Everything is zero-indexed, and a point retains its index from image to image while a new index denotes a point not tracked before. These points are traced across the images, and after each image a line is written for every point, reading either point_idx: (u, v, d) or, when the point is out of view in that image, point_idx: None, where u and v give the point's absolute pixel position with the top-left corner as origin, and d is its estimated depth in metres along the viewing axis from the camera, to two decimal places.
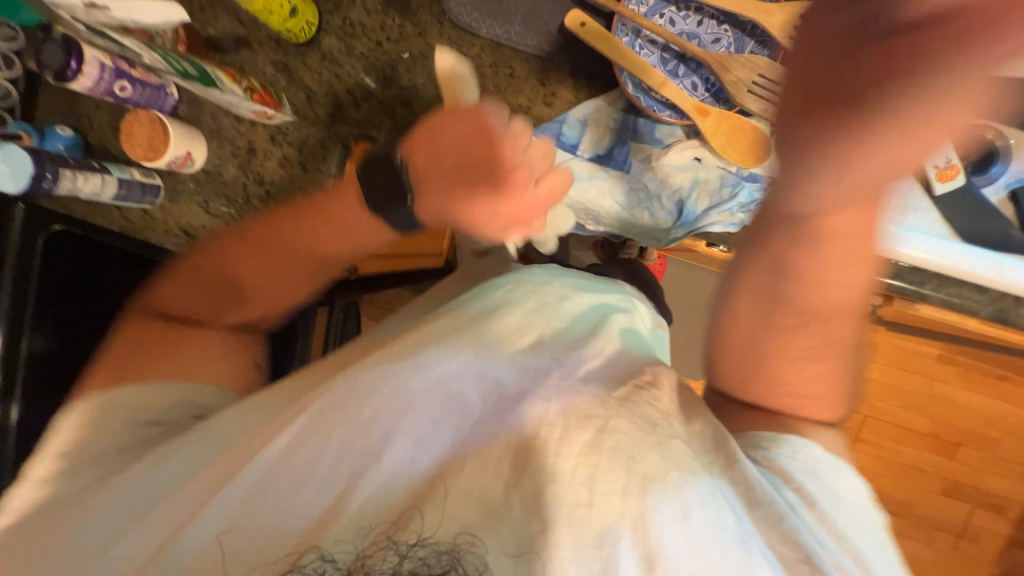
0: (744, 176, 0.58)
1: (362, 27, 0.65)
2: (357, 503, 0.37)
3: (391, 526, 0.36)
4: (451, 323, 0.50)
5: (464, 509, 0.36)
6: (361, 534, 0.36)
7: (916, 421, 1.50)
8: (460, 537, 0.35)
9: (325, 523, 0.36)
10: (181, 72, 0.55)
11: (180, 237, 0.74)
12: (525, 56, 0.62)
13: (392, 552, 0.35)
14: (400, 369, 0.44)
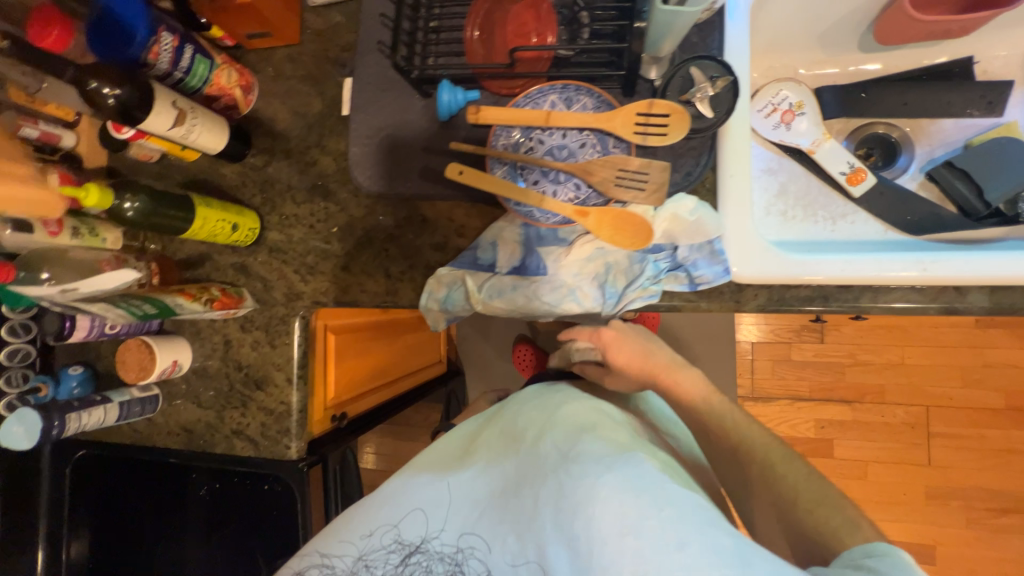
0: (648, 249, 0.61)
1: (296, 216, 0.77)
2: (394, 514, 0.61)
3: (417, 530, 0.59)
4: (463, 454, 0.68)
5: (470, 526, 0.58)
6: (394, 536, 0.59)
7: (984, 397, 1.36)
8: (471, 537, 0.57)
9: (362, 533, 0.60)
10: (144, 312, 0.67)
11: (181, 435, 0.81)
12: (432, 201, 0.71)
13: (419, 546, 0.58)
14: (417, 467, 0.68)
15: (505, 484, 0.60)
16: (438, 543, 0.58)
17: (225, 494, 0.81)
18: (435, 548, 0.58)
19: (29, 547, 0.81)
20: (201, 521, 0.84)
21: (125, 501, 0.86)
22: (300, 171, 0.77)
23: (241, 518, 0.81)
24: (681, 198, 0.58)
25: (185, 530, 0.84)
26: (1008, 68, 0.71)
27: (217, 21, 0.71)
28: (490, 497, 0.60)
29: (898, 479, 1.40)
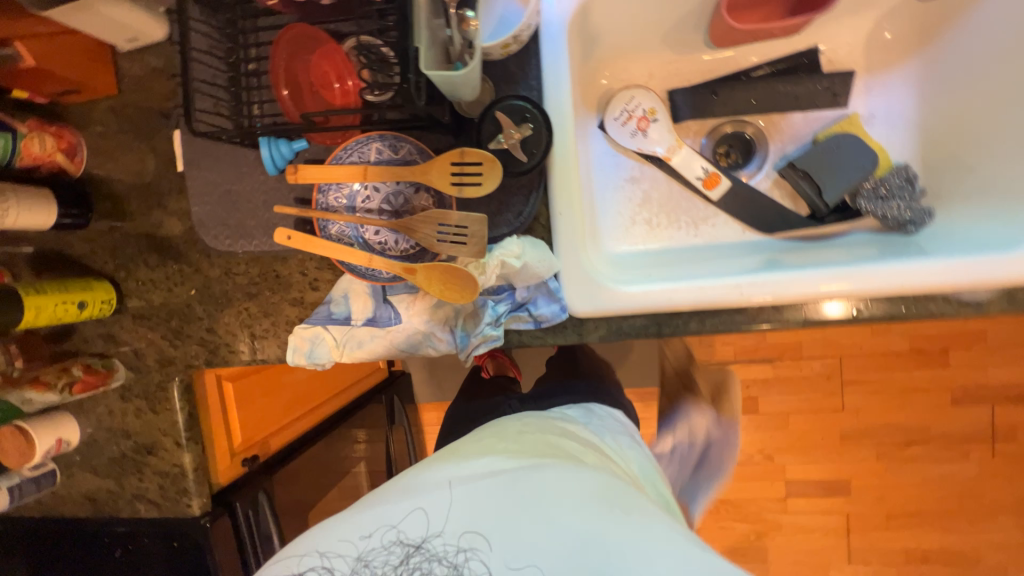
0: (489, 293, 0.62)
1: (153, 280, 0.75)
2: (396, 515, 0.51)
3: (419, 528, 0.49)
4: (482, 447, 0.60)
5: (501, 535, 0.47)
6: (396, 535, 0.49)
7: (893, 343, 1.45)
8: (472, 536, 0.47)
9: (362, 532, 0.50)
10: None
11: (86, 503, 0.82)
12: (282, 257, 0.69)
13: (419, 546, 0.48)
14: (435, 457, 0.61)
15: (539, 494, 0.50)
16: (438, 543, 0.48)
17: (136, 556, 0.82)
18: (437, 547, 0.47)
19: None
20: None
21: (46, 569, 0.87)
22: (149, 233, 0.74)
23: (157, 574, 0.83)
24: (507, 244, 0.58)
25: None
26: (850, 56, 0.70)
27: (17, 86, 0.65)
28: (531, 494, 0.50)
29: (816, 425, 1.51)
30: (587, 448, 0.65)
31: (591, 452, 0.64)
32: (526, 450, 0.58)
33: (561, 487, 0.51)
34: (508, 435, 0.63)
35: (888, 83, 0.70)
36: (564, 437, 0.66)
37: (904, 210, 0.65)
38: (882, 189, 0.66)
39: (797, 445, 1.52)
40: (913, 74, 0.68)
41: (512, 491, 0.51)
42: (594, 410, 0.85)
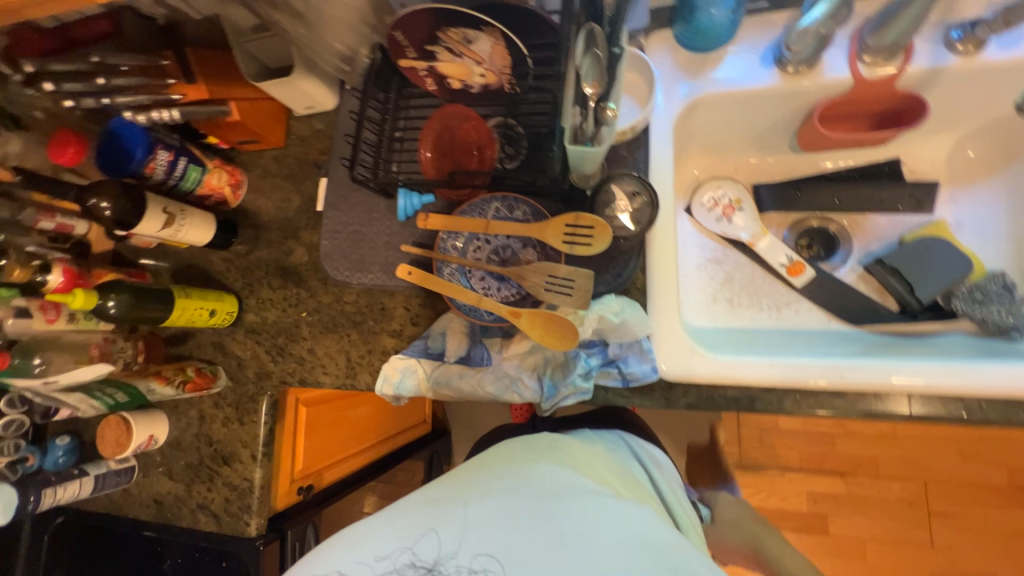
0: (582, 346, 0.65)
1: (271, 300, 0.84)
2: (409, 536, 0.48)
3: (434, 549, 0.46)
4: (513, 466, 0.58)
5: (520, 559, 0.44)
6: (410, 558, 0.46)
7: (987, 475, 1.30)
8: (488, 557, 0.45)
9: (376, 554, 0.47)
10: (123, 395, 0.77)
11: (151, 506, 0.84)
12: (390, 292, 0.77)
13: (434, 569, 0.45)
14: (463, 475, 0.59)
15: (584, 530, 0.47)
16: (452, 564, 0.45)
17: (185, 568, 0.82)
18: (450, 570, 0.44)
19: None
20: None
21: (92, 571, 0.87)
22: (278, 259, 0.85)
23: None
24: (607, 301, 0.62)
25: None
26: (934, 170, 0.76)
27: (211, 133, 0.80)
28: (546, 518, 0.48)
29: (898, 561, 1.32)
30: (596, 467, 0.64)
31: (605, 476, 0.63)
32: (538, 471, 0.57)
33: (578, 513, 0.49)
34: (518, 454, 0.62)
35: (974, 196, 0.74)
36: (573, 454, 0.65)
37: (1009, 313, 0.64)
38: (979, 292, 0.67)
39: None
40: (1002, 190, 0.72)
41: (527, 516, 0.48)
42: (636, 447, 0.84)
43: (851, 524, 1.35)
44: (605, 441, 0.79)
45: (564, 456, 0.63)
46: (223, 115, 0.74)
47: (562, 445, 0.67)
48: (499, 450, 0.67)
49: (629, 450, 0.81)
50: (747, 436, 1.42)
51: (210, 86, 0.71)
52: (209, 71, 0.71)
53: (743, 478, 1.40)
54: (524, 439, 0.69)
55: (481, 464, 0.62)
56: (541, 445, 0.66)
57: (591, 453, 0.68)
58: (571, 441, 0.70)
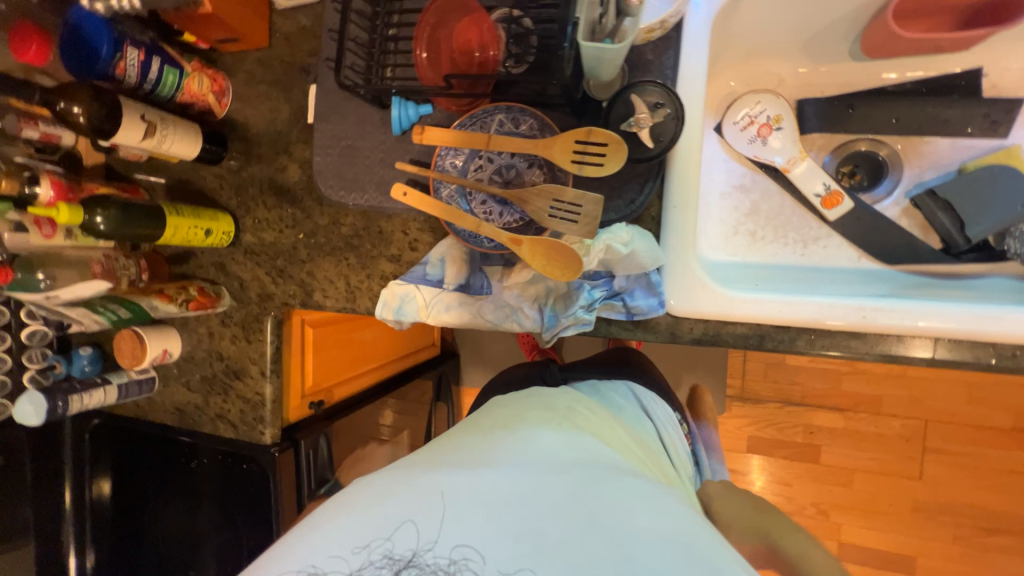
0: (586, 277, 0.61)
1: (268, 221, 0.81)
2: (387, 523, 0.43)
3: (412, 539, 0.42)
4: (509, 438, 0.54)
5: (508, 547, 0.41)
6: (387, 549, 0.42)
7: (994, 417, 1.30)
8: (470, 547, 0.41)
9: (351, 544, 0.42)
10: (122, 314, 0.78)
11: (174, 413, 0.90)
12: (387, 214, 0.73)
13: (413, 562, 0.41)
14: (454, 447, 0.55)
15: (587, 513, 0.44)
16: (432, 555, 0.41)
17: (211, 466, 0.90)
18: (429, 561, 0.41)
19: (59, 493, 0.95)
20: (189, 488, 0.93)
21: (130, 465, 0.96)
22: (271, 176, 0.80)
23: (225, 488, 0.90)
24: (615, 230, 0.57)
25: (179, 495, 0.93)
26: (1020, 83, 0.64)
27: (186, 28, 0.71)
28: (537, 499, 0.45)
29: (883, 490, 1.38)
30: (594, 427, 0.61)
31: (612, 439, 0.60)
32: (532, 439, 0.53)
33: (581, 493, 0.46)
34: (511, 419, 0.59)
35: None
36: (581, 413, 0.62)
37: None
38: None
39: (857, 506, 1.40)
40: None
41: (515, 500, 0.45)
42: (639, 394, 0.83)
43: (845, 456, 1.39)
44: (610, 393, 0.77)
45: (568, 420, 0.60)
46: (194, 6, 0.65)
47: (572, 403, 0.65)
48: (501, 409, 0.64)
49: (629, 400, 0.79)
50: (751, 370, 1.43)
51: None
52: None
53: (742, 409, 1.44)
54: (529, 396, 0.66)
55: (477, 433, 0.58)
56: (543, 408, 0.62)
57: (594, 411, 0.66)
58: (569, 398, 0.67)
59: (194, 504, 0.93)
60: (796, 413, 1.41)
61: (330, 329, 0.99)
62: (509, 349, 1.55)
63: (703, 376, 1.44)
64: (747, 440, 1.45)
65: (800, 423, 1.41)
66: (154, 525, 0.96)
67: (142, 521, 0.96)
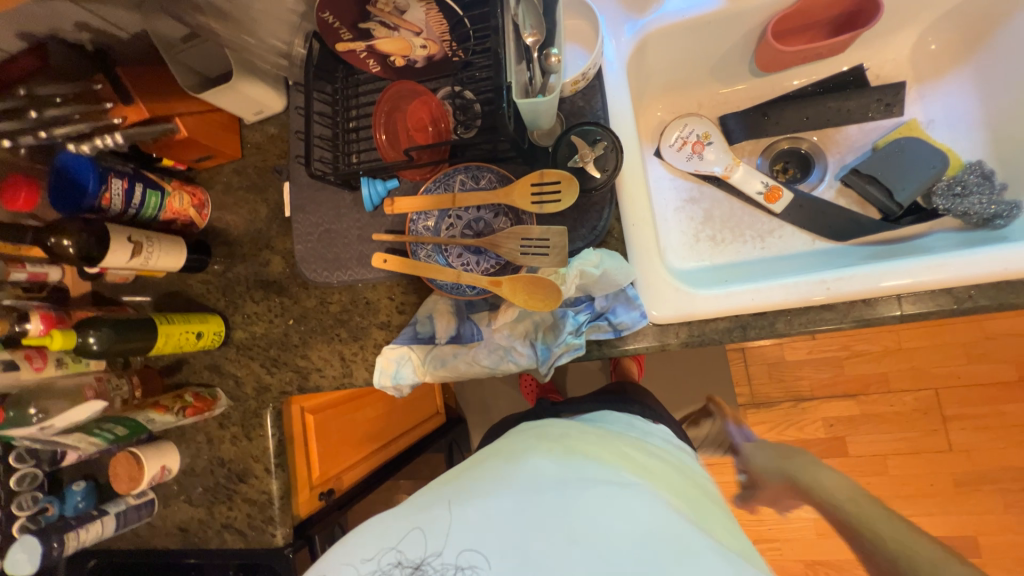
0: (569, 304, 0.64)
1: (257, 313, 0.83)
2: (397, 534, 0.48)
3: (420, 547, 0.46)
4: (515, 457, 0.57)
5: (508, 555, 0.44)
6: (396, 557, 0.46)
7: (997, 370, 1.31)
8: (472, 553, 0.45)
9: (367, 556, 0.48)
10: (115, 435, 0.75)
11: (178, 534, 0.85)
12: (371, 284, 0.76)
13: (420, 566, 0.45)
14: (464, 471, 0.58)
15: (583, 522, 0.46)
16: (438, 561, 0.45)
17: None
18: (435, 567, 0.45)
19: None
20: None
21: None
22: (256, 272, 0.84)
23: None
24: (585, 254, 0.62)
25: None
26: (898, 70, 0.74)
27: (165, 155, 0.78)
28: (535, 511, 0.47)
29: (921, 470, 1.34)
30: (598, 446, 0.61)
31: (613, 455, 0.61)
32: (532, 460, 0.55)
33: (577, 503, 0.48)
34: (515, 447, 0.60)
35: (942, 89, 0.72)
36: (583, 436, 0.63)
37: (985, 202, 0.64)
38: (957, 186, 0.66)
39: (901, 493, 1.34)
40: (971, 76, 0.70)
41: (518, 515, 0.47)
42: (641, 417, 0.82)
43: (872, 442, 1.36)
44: (612, 417, 0.78)
45: (570, 438, 0.62)
46: (170, 133, 0.72)
47: (573, 427, 0.66)
48: (505, 437, 0.66)
49: (631, 420, 0.78)
50: (755, 373, 1.43)
51: (149, 104, 0.68)
52: (147, 89, 0.68)
53: (758, 415, 1.42)
54: (532, 423, 0.68)
55: (484, 457, 0.61)
56: (545, 430, 0.64)
57: (597, 431, 0.66)
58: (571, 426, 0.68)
59: None
60: (811, 408, 1.40)
61: (329, 411, 0.98)
62: (514, 402, 1.52)
63: (711, 391, 1.42)
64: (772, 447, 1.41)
65: (818, 417, 1.39)
66: None
67: None
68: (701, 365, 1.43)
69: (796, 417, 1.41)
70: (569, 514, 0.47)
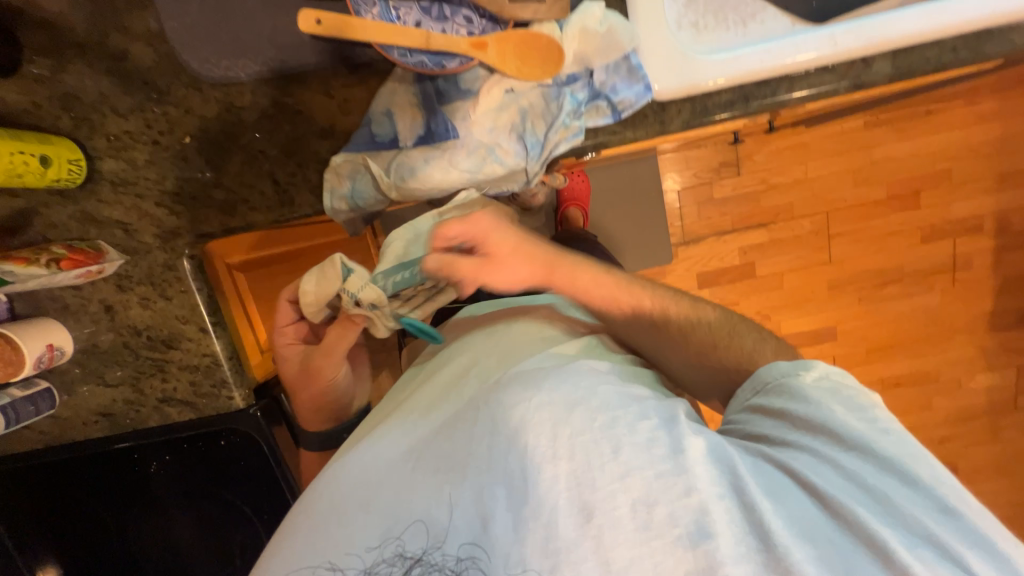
0: (563, 82, 0.55)
1: (129, 134, 0.60)
2: (392, 524, 0.45)
3: (421, 538, 0.45)
4: (461, 383, 0.58)
5: (501, 524, 0.44)
6: (397, 548, 0.44)
7: (873, 191, 1.54)
8: (471, 544, 0.44)
9: (366, 543, 0.45)
10: None
11: (100, 421, 0.70)
12: (298, 78, 0.58)
13: (423, 559, 0.44)
14: (423, 405, 0.57)
15: (552, 445, 0.46)
16: (442, 553, 0.44)
17: (193, 455, 0.77)
18: (438, 557, 0.44)
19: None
20: (184, 493, 0.81)
21: (79, 510, 0.79)
22: (108, 71, 0.58)
23: (220, 470, 0.79)
24: (586, 8, 0.53)
25: (179, 503, 0.81)
26: None
27: None
28: (504, 458, 0.46)
29: (807, 281, 1.60)
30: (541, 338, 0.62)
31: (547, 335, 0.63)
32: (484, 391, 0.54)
33: (519, 423, 0.48)
34: (448, 380, 0.60)
35: None
36: (516, 331, 0.64)
37: None
38: None
39: (788, 302, 1.61)
40: None
41: (494, 474, 0.46)
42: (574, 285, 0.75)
43: (776, 263, 1.58)
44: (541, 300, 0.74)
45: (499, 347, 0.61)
46: None
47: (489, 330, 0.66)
48: (461, 349, 0.64)
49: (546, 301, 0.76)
50: (687, 213, 1.54)
51: None
52: None
53: (689, 250, 1.56)
54: (476, 326, 0.68)
55: (433, 386, 0.60)
56: (488, 348, 0.61)
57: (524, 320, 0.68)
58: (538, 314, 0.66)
59: (202, 508, 0.82)
60: (731, 239, 1.56)
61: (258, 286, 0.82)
62: None
63: (649, 233, 1.50)
64: (697, 279, 1.58)
65: (735, 247, 1.57)
66: (137, 555, 0.82)
67: (120, 558, 0.81)
68: (641, 209, 1.48)
69: (718, 248, 1.57)
70: (505, 442, 0.47)
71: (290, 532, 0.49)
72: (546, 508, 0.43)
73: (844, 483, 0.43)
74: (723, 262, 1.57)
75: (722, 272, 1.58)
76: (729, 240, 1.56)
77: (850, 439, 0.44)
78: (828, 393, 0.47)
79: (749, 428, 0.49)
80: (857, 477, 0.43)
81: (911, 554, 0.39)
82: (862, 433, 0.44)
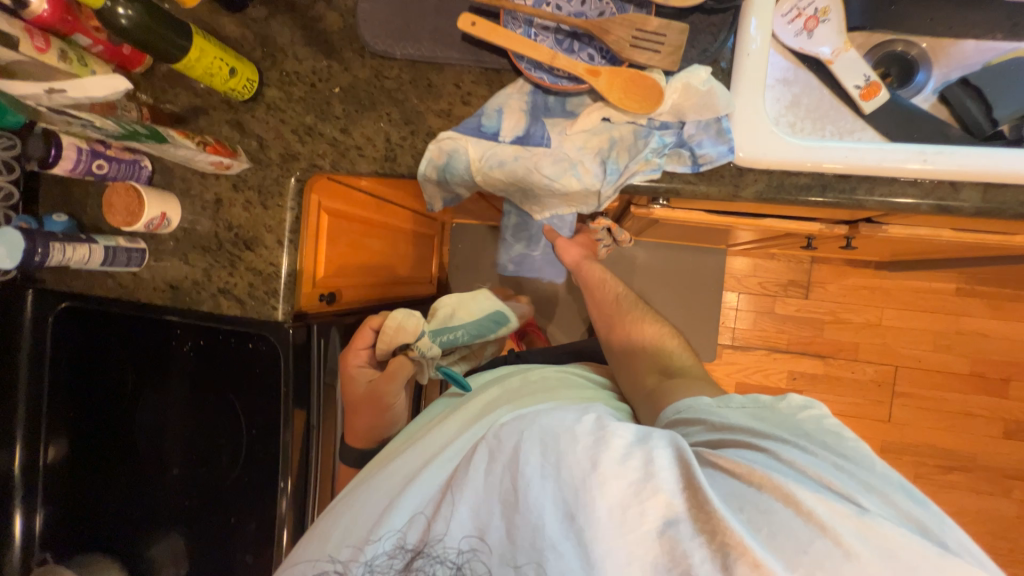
0: (655, 126, 0.62)
1: (297, 74, 0.74)
2: (398, 520, 0.54)
3: (420, 534, 0.51)
4: (480, 419, 0.71)
5: (489, 523, 0.48)
6: (398, 541, 0.52)
7: (955, 361, 1.42)
8: (470, 537, 0.48)
9: (369, 537, 0.54)
10: (133, 132, 0.64)
11: (166, 291, 0.80)
12: (439, 67, 0.69)
13: (422, 552, 0.50)
14: (450, 428, 0.71)
15: (525, 453, 0.48)
16: (442, 547, 0.49)
17: (216, 349, 0.81)
18: (438, 550, 0.49)
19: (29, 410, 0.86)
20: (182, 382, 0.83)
21: (101, 362, 0.86)
22: (302, 25, 0.74)
23: (229, 375, 0.81)
24: (694, 70, 0.59)
25: (172, 395, 0.83)
26: None
27: None
28: (486, 458, 0.50)
29: (857, 433, 1.46)
30: (549, 396, 0.74)
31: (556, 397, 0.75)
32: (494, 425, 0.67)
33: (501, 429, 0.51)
34: (471, 413, 0.74)
35: None
36: (533, 389, 0.78)
37: None
38: None
39: None
40: None
41: (481, 487, 0.49)
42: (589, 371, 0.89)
43: (825, 400, 1.47)
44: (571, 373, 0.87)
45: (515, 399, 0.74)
46: None
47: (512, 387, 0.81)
48: (486, 397, 0.78)
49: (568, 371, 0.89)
50: (741, 318, 1.51)
51: None
52: None
53: (734, 354, 1.50)
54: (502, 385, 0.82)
55: (461, 418, 0.75)
56: (506, 401, 0.74)
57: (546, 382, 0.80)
58: (548, 382, 0.80)
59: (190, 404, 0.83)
60: (782, 358, 1.49)
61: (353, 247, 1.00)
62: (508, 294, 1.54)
63: (697, 323, 1.48)
64: (734, 386, 1.51)
65: (784, 368, 1.48)
66: (122, 427, 0.85)
67: (106, 423, 0.85)
68: (696, 297, 1.48)
69: (765, 364, 1.49)
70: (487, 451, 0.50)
71: (333, 517, 0.62)
72: (527, 518, 0.46)
73: (787, 472, 0.50)
74: (768, 379, 1.49)
75: (764, 389, 1.49)
76: (779, 358, 1.49)
77: (779, 442, 0.54)
78: (761, 416, 0.59)
79: (704, 444, 0.58)
80: (794, 466, 0.51)
81: (851, 525, 0.44)
82: (787, 435, 0.55)
